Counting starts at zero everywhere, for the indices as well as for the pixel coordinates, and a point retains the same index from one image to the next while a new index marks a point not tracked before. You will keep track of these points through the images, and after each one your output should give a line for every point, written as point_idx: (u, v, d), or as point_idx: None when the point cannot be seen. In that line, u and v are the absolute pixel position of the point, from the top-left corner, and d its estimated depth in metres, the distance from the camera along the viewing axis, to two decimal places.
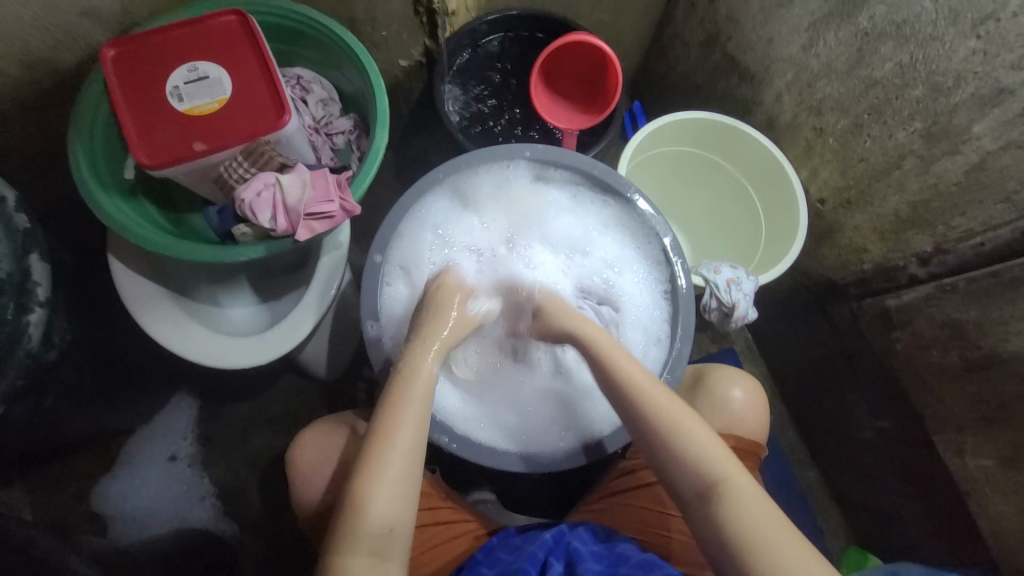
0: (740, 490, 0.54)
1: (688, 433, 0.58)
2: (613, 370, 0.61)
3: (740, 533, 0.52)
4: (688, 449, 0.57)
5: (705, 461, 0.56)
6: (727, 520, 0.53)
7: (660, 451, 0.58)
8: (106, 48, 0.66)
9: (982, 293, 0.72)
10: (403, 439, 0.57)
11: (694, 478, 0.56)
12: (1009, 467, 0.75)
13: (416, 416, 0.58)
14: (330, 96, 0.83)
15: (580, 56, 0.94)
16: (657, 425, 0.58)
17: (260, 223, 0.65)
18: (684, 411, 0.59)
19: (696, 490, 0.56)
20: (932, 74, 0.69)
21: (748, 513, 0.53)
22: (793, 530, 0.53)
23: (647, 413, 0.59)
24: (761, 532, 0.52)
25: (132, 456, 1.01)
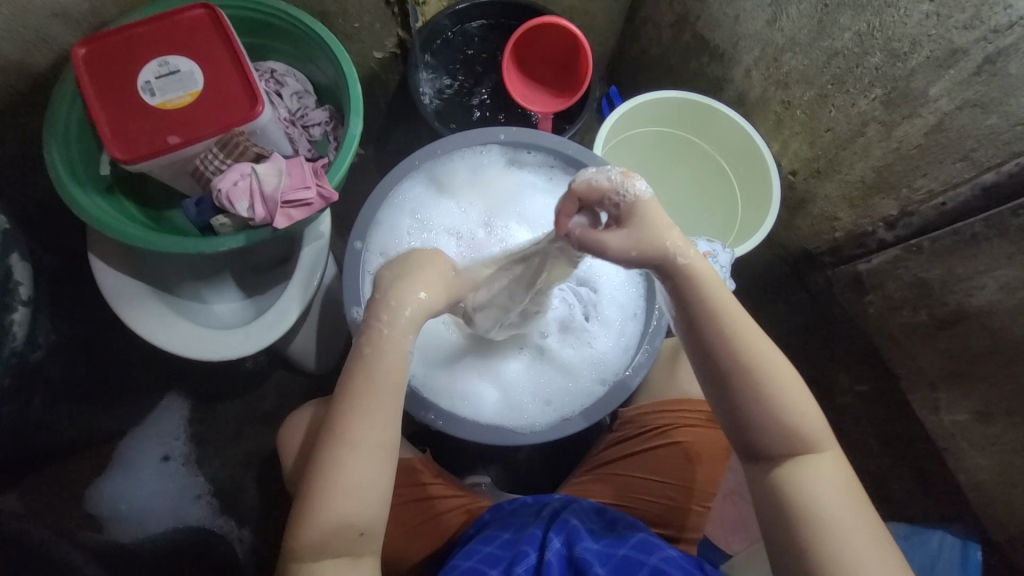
0: (822, 464, 0.55)
1: (792, 409, 0.55)
2: (726, 329, 0.55)
3: (817, 504, 0.53)
4: (786, 420, 0.55)
5: (799, 431, 0.55)
6: (808, 492, 0.54)
7: (755, 410, 0.55)
8: (76, 47, 0.67)
9: (946, 251, 0.75)
10: (369, 436, 0.52)
11: (780, 442, 0.55)
12: (982, 420, 0.78)
13: (380, 410, 0.52)
14: (304, 89, 0.84)
15: (551, 39, 0.95)
16: (761, 387, 0.55)
17: (238, 212, 0.66)
18: (793, 383, 0.55)
19: (780, 454, 0.55)
20: (889, 41, 0.71)
21: (824, 486, 0.54)
22: (863, 515, 0.53)
23: (756, 378, 0.54)
24: (837, 508, 0.53)
25: (126, 458, 1.02)
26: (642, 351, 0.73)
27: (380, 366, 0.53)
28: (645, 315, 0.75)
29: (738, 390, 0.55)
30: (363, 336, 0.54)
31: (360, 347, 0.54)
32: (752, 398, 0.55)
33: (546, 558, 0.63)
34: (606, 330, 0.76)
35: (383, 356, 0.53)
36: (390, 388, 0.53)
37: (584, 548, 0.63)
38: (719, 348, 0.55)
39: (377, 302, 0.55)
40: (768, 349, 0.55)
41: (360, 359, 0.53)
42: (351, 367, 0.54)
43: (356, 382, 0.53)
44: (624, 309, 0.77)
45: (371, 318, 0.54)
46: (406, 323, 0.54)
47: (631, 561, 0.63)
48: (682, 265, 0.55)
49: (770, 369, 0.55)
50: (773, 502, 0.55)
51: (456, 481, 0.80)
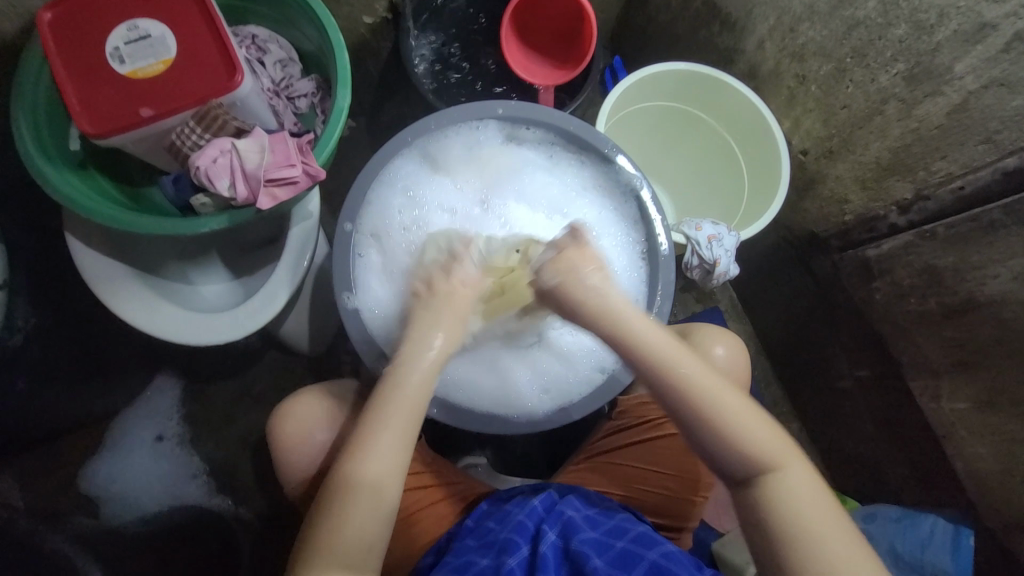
0: (792, 478, 0.53)
1: (746, 433, 0.54)
2: (667, 365, 0.55)
3: (802, 524, 0.50)
4: (742, 442, 0.54)
5: (761, 453, 0.53)
6: (789, 514, 0.51)
7: (713, 442, 0.54)
8: (41, 11, 0.62)
9: (961, 238, 0.72)
10: (375, 480, 0.53)
11: (745, 467, 0.54)
12: (983, 409, 0.77)
13: (389, 456, 0.54)
14: (289, 57, 0.79)
15: (553, 5, 0.89)
16: (710, 416, 0.54)
17: (218, 191, 0.62)
18: (741, 404, 0.55)
19: (750, 479, 0.54)
20: (916, 11, 0.66)
21: (803, 504, 0.51)
22: (840, 520, 0.51)
23: (704, 410, 0.54)
24: (820, 523, 0.50)
25: (119, 441, 0.99)
26: None
27: (394, 414, 0.55)
28: (648, 300, 0.72)
29: (696, 426, 0.55)
30: (383, 384, 0.57)
31: (378, 394, 0.56)
32: (709, 429, 0.54)
33: (541, 549, 0.62)
34: None
35: (398, 404, 0.55)
36: (402, 434, 0.55)
37: (581, 540, 0.63)
38: (670, 387, 0.55)
39: (400, 357, 0.58)
40: (712, 377, 0.56)
41: (390, 383, 0.57)
42: (381, 390, 0.57)
43: (370, 426, 0.55)
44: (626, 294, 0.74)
45: (393, 367, 0.58)
46: (423, 376, 0.57)
47: (629, 553, 0.62)
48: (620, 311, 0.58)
49: (717, 398, 0.55)
50: (760, 528, 0.52)
51: (454, 468, 0.80)
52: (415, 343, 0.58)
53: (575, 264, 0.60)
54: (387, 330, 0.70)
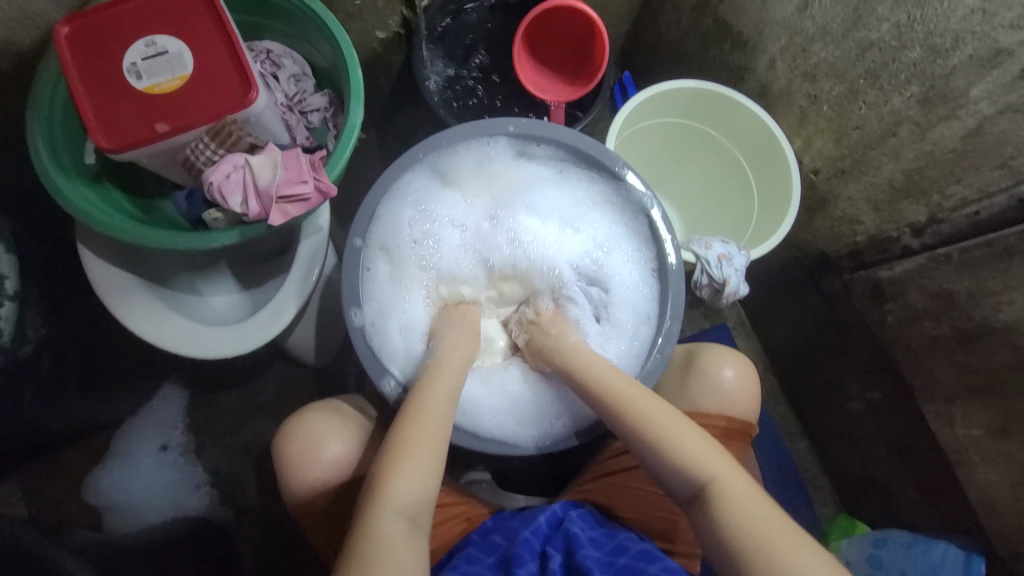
0: (727, 484, 0.56)
1: (682, 447, 0.59)
2: (605, 384, 0.64)
3: (742, 533, 0.52)
4: (675, 457, 0.59)
5: (694, 465, 0.58)
6: (727, 524, 0.53)
7: (654, 459, 0.60)
8: (58, 25, 0.62)
9: (975, 263, 0.71)
10: (410, 494, 0.56)
11: (683, 480, 0.58)
12: (998, 437, 0.76)
13: (415, 479, 0.57)
14: (302, 71, 0.79)
15: (565, 23, 0.90)
16: (647, 436, 0.61)
17: (231, 207, 0.63)
18: (676, 420, 0.61)
19: (691, 493, 0.57)
20: (930, 35, 0.66)
21: (740, 508, 0.54)
22: (782, 524, 0.52)
23: (642, 429, 0.61)
24: (759, 526, 0.52)
25: (124, 447, 1.00)
26: (651, 361, 0.70)
27: (422, 434, 0.59)
28: (658, 319, 0.72)
29: (636, 443, 0.61)
30: (408, 409, 0.61)
31: (404, 417, 0.61)
32: (648, 447, 0.60)
33: (549, 567, 0.62)
34: (613, 333, 0.74)
35: (425, 425, 0.60)
36: (432, 451, 0.59)
37: (585, 555, 0.63)
38: (613, 412, 0.62)
39: (421, 386, 0.63)
40: (645, 397, 0.63)
41: (414, 411, 0.61)
42: (404, 418, 0.61)
43: (399, 446, 0.58)
44: (636, 312, 0.74)
45: (417, 394, 0.63)
46: (445, 400, 0.62)
47: (633, 570, 0.62)
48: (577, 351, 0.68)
49: (651, 417, 0.61)
50: (708, 539, 0.55)
51: (455, 488, 0.78)
52: (435, 372, 0.65)
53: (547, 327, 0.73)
54: (391, 347, 0.70)
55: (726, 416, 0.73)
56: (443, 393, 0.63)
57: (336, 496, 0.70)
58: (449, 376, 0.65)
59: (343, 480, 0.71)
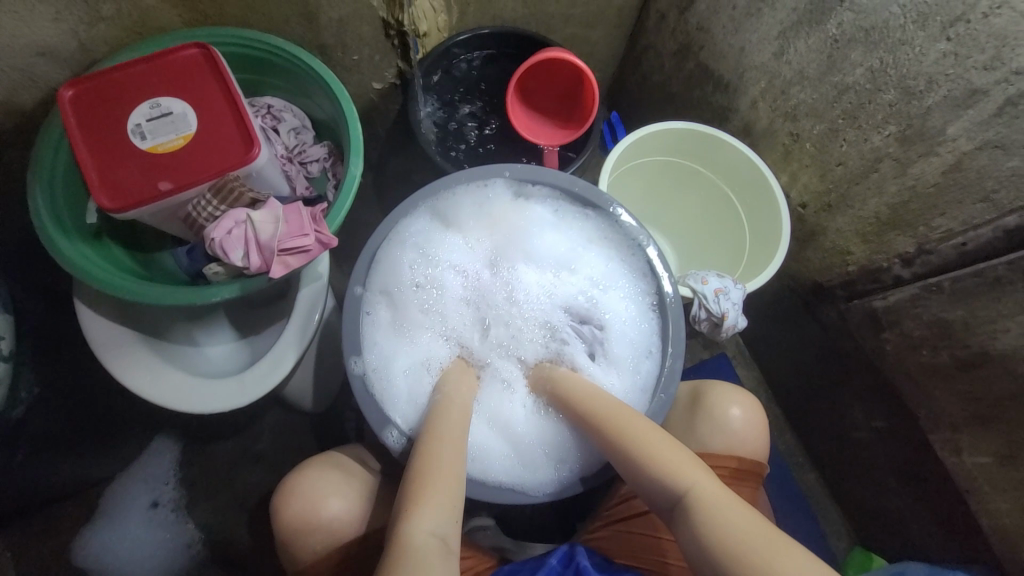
0: (704, 489, 0.53)
1: (656, 458, 0.57)
2: (586, 400, 0.65)
3: (720, 538, 0.48)
4: (653, 467, 0.57)
5: (671, 477, 0.55)
6: (706, 533, 0.49)
7: (644, 478, 0.58)
8: (62, 89, 0.64)
9: (967, 292, 0.72)
10: (440, 527, 0.53)
11: (668, 495, 0.55)
12: (1007, 465, 0.75)
13: (439, 519, 0.53)
14: (302, 124, 0.82)
15: (556, 72, 0.94)
16: (631, 452, 0.59)
17: (233, 261, 0.63)
18: (654, 431, 0.60)
19: (671, 504, 0.55)
20: (904, 78, 0.70)
21: (718, 515, 0.50)
22: (769, 529, 0.47)
23: (626, 445, 0.60)
24: (737, 527, 0.48)
25: (115, 506, 0.96)
26: (656, 400, 0.70)
27: (444, 466, 0.58)
28: (660, 355, 0.72)
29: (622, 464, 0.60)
30: (423, 445, 0.60)
31: (420, 454, 0.59)
32: (634, 465, 0.58)
33: None
34: (615, 370, 0.74)
35: (444, 457, 0.58)
36: (456, 482, 0.57)
37: None
38: (602, 436, 0.62)
39: (432, 423, 0.63)
40: (629, 414, 0.62)
41: (427, 452, 0.59)
42: (419, 461, 0.59)
43: (422, 480, 0.56)
44: (637, 348, 0.74)
45: (430, 435, 0.61)
46: (459, 435, 0.62)
47: None
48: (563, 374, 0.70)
49: (636, 434, 0.60)
50: (694, 556, 0.50)
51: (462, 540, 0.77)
52: (445, 408, 0.65)
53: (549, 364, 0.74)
54: (394, 393, 0.69)
55: (736, 456, 0.72)
56: (454, 429, 0.62)
57: (337, 560, 0.68)
58: (459, 412, 0.65)
59: (345, 539, 0.68)
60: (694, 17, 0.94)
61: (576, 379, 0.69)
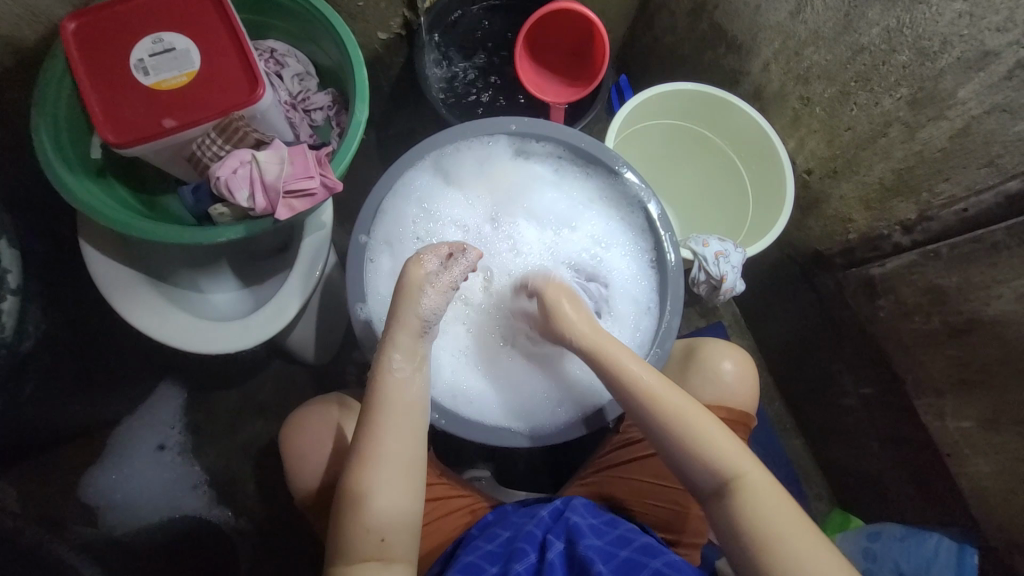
0: (751, 481, 0.56)
1: (701, 438, 0.59)
2: (602, 359, 0.63)
3: (764, 526, 0.54)
4: (700, 446, 0.59)
5: (721, 461, 0.57)
6: (751, 519, 0.54)
7: (678, 451, 0.59)
8: (65, 21, 0.63)
9: (965, 258, 0.73)
10: (382, 519, 0.55)
11: (710, 476, 0.58)
12: (988, 428, 0.78)
13: (388, 500, 0.56)
14: (306, 70, 0.80)
15: (566, 25, 0.92)
16: (679, 430, 0.59)
17: (238, 202, 0.63)
18: (702, 414, 0.60)
19: (712, 484, 0.58)
20: (919, 39, 0.69)
21: (766, 508, 0.55)
22: (812, 527, 0.54)
23: (674, 422, 0.60)
24: (777, 523, 0.54)
25: (122, 447, 1.01)
26: (651, 354, 0.71)
27: (386, 451, 0.57)
28: (658, 309, 0.73)
29: (660, 432, 0.60)
30: (367, 434, 0.57)
31: (362, 449, 0.57)
32: (678, 441, 0.59)
33: (547, 557, 0.62)
34: (619, 326, 0.75)
35: (388, 441, 0.57)
36: (403, 476, 0.57)
37: (587, 545, 0.63)
38: (640, 406, 0.61)
39: (373, 412, 0.58)
40: (671, 391, 0.61)
41: (374, 433, 0.57)
42: (364, 439, 0.57)
43: (366, 464, 0.56)
44: (637, 303, 0.75)
45: (373, 413, 0.58)
46: (406, 427, 0.58)
47: (633, 563, 0.62)
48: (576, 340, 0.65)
49: (685, 410, 0.60)
50: (728, 531, 0.56)
51: (460, 481, 0.81)
52: (384, 394, 0.58)
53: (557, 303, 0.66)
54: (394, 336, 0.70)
55: (725, 406, 0.75)
56: (396, 423, 0.58)
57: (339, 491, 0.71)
58: (404, 400, 0.59)
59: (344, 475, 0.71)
60: None
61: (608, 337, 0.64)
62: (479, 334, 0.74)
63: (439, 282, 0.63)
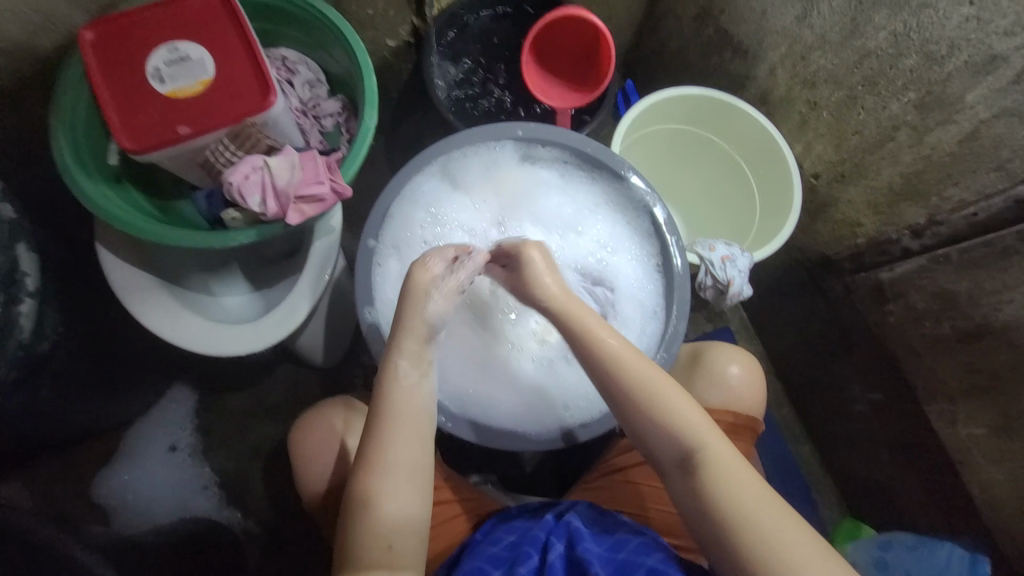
0: (720, 461, 0.55)
1: (670, 413, 0.57)
2: (573, 326, 0.61)
3: (732, 506, 0.53)
4: (669, 424, 0.57)
5: (690, 436, 0.56)
6: (718, 496, 0.53)
7: (649, 429, 0.58)
8: (83, 31, 0.65)
9: (975, 263, 0.72)
10: (390, 527, 0.56)
11: (677, 451, 0.57)
12: (1000, 435, 0.77)
13: (397, 508, 0.56)
14: (316, 78, 0.82)
15: (573, 31, 0.93)
16: (649, 407, 0.58)
17: (250, 207, 0.65)
18: (671, 386, 0.59)
19: (678, 462, 0.57)
20: (926, 43, 0.69)
21: (734, 485, 0.54)
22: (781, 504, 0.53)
23: (641, 396, 0.58)
24: (745, 500, 0.53)
25: (134, 449, 1.02)
26: (657, 358, 0.71)
27: (393, 460, 0.57)
28: (664, 313, 0.73)
29: (627, 406, 0.59)
30: (373, 443, 0.57)
31: (368, 457, 0.57)
32: (647, 417, 0.58)
33: (549, 560, 0.62)
34: (625, 331, 0.74)
35: (395, 449, 0.57)
36: (411, 484, 0.57)
37: (585, 548, 0.63)
38: (610, 379, 0.59)
39: (380, 420, 0.58)
40: (644, 362, 0.59)
41: (381, 442, 0.57)
42: (370, 447, 0.58)
43: (373, 472, 0.56)
44: (643, 307, 0.75)
45: (378, 421, 0.58)
46: (414, 435, 0.58)
47: (630, 565, 0.62)
48: (546, 303, 0.62)
49: (656, 385, 0.58)
50: (696, 509, 0.55)
51: (467, 485, 0.81)
52: (392, 403, 0.58)
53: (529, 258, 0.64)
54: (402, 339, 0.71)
55: (731, 411, 0.74)
56: (403, 430, 0.58)
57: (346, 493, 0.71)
58: (411, 408, 0.59)
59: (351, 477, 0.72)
60: None
61: (577, 303, 0.62)
62: (487, 336, 0.74)
63: (446, 285, 0.62)
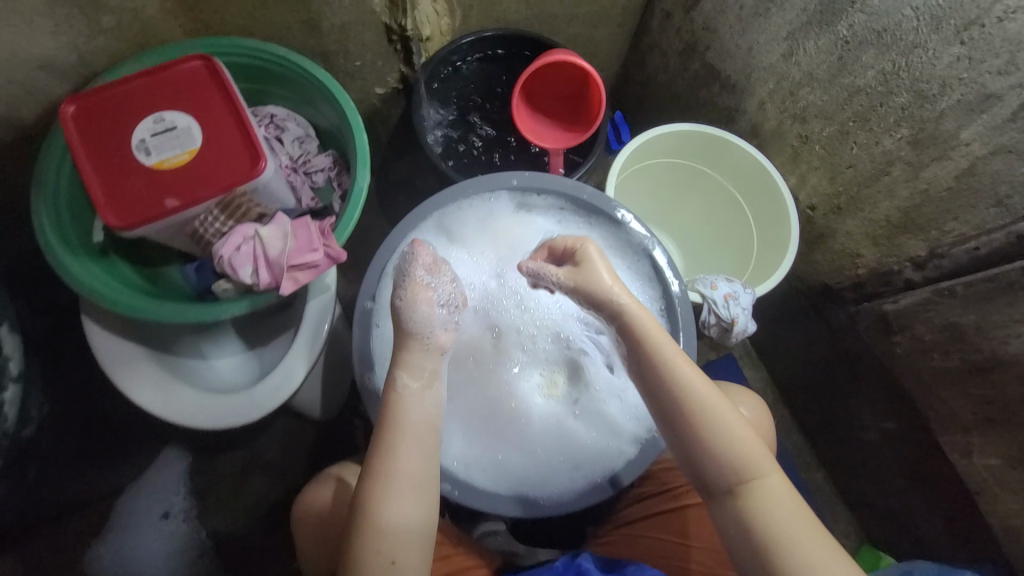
0: (771, 489, 0.54)
1: (725, 437, 0.55)
2: (639, 334, 0.60)
3: (775, 539, 0.52)
4: (719, 446, 0.55)
5: (742, 462, 0.55)
6: (761, 522, 0.53)
7: (699, 452, 0.56)
8: (64, 105, 0.63)
9: (981, 296, 0.72)
10: (394, 539, 0.53)
11: (724, 475, 0.55)
12: (1018, 467, 0.75)
13: (403, 521, 0.54)
14: (306, 133, 0.81)
15: (563, 73, 0.93)
16: (703, 428, 0.56)
17: (241, 278, 0.63)
18: (731, 409, 0.57)
19: (726, 486, 0.55)
20: (917, 82, 0.69)
21: (780, 517, 0.53)
22: (829, 540, 0.52)
23: (696, 415, 0.56)
24: (790, 531, 0.52)
25: (124, 523, 0.96)
26: None
27: (401, 471, 0.55)
28: None
29: (680, 425, 0.57)
30: (380, 449, 0.56)
31: (374, 468, 0.55)
32: (697, 439, 0.56)
33: None
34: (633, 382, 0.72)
35: (404, 460, 0.55)
36: (418, 495, 0.55)
37: None
38: (668, 394, 0.58)
39: (385, 430, 0.57)
40: (705, 387, 0.58)
41: (388, 450, 0.55)
42: (378, 450, 0.56)
43: (378, 483, 0.54)
44: None
45: (388, 431, 0.56)
46: (419, 445, 0.56)
47: None
48: (619, 303, 0.61)
49: (708, 405, 0.57)
50: (737, 536, 0.54)
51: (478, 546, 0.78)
52: (399, 413, 0.57)
53: (590, 256, 0.63)
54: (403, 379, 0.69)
55: None
56: (408, 440, 0.56)
57: None
58: (416, 420, 0.57)
59: None
60: (700, 16, 0.93)
61: (644, 314, 0.61)
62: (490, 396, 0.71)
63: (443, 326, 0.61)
